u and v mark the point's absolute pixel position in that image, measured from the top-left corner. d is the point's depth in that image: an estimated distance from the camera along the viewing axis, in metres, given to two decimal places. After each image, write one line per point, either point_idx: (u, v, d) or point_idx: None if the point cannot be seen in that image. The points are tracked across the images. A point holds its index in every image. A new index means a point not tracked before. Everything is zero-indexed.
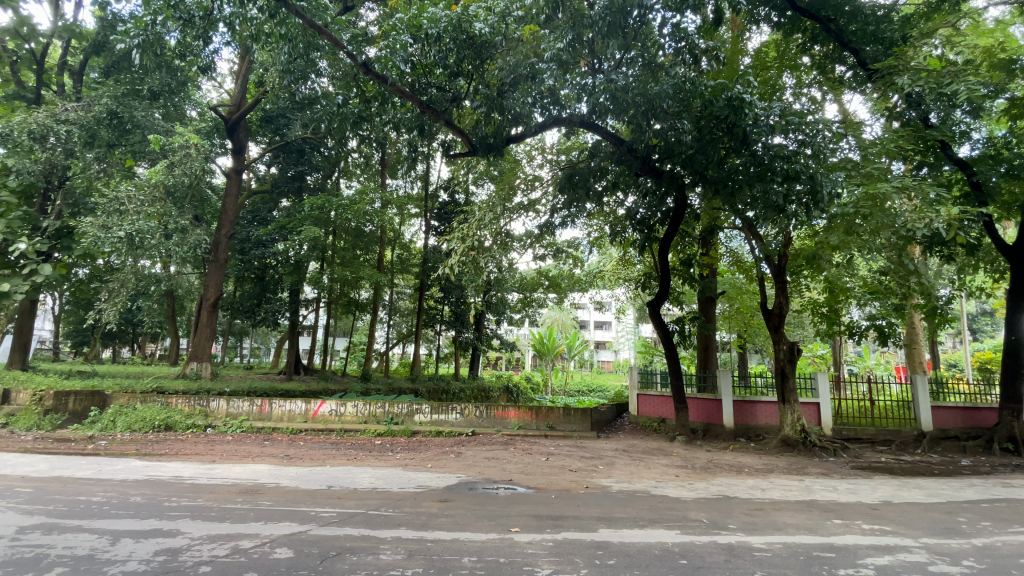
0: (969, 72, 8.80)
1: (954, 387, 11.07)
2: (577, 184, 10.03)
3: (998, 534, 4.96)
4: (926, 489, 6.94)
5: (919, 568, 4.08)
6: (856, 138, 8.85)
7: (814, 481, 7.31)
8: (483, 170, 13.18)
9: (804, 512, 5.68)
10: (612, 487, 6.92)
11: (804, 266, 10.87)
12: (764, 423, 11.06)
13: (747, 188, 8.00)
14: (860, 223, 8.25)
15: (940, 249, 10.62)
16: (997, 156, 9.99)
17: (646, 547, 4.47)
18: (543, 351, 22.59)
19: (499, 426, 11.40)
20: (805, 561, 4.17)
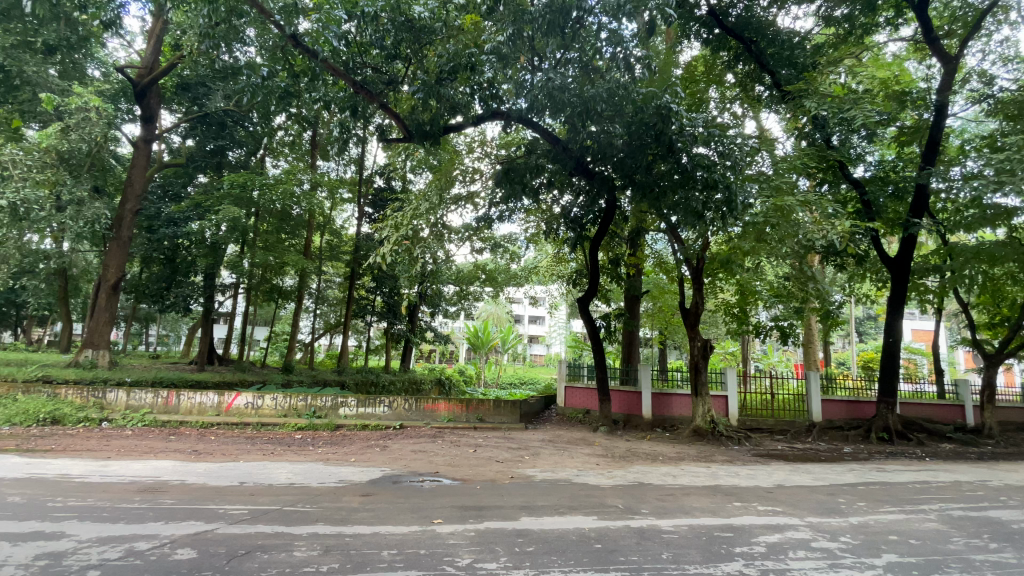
0: (867, 101, 9.80)
1: (842, 382, 12.42)
2: (514, 179, 9.91)
3: (870, 513, 5.62)
4: (814, 473, 7.73)
5: (804, 544, 4.54)
6: (769, 153, 9.61)
7: (719, 467, 7.91)
8: (422, 158, 12.91)
9: (709, 496, 6.14)
10: (536, 476, 7.09)
11: (719, 270, 11.64)
12: (678, 414, 11.76)
13: (671, 194, 8.50)
14: (769, 233, 8.98)
15: (835, 259, 11.81)
16: (885, 178, 11.26)
17: (564, 533, 4.63)
18: (476, 344, 22.56)
19: (429, 419, 11.26)
20: (706, 541, 4.51)
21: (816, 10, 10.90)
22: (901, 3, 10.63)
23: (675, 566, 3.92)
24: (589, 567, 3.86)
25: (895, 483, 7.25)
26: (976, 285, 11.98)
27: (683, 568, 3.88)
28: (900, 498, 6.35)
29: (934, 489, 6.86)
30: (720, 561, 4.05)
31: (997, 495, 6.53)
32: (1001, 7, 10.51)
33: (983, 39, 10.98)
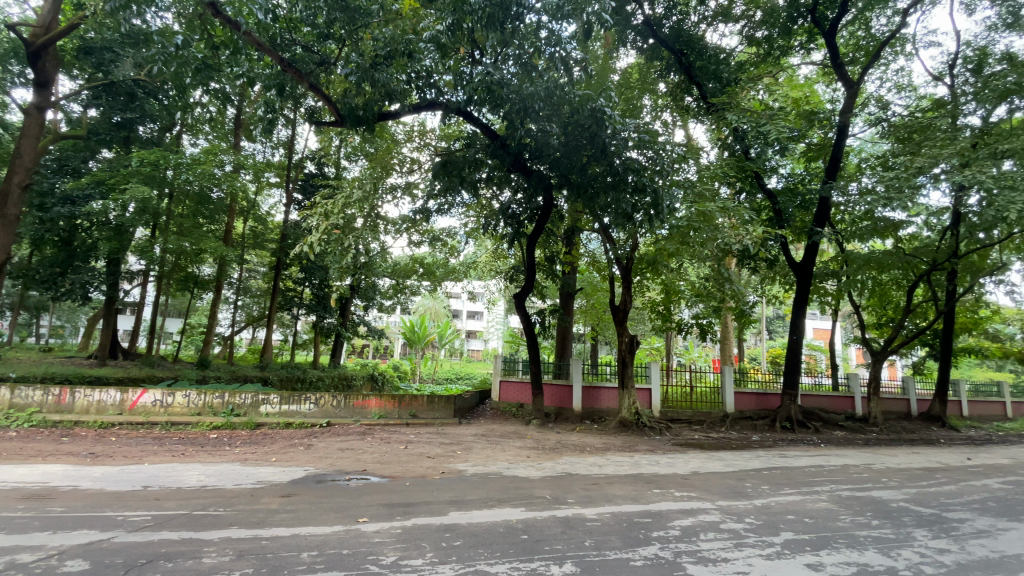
0: (780, 118, 10.64)
1: (752, 375, 13.53)
2: (451, 172, 9.87)
3: (771, 495, 6.14)
4: (725, 460, 8.34)
5: (714, 526, 4.88)
6: (695, 161, 10.22)
7: (642, 457, 8.33)
8: (358, 145, 12.52)
9: (631, 484, 6.44)
10: (466, 470, 7.11)
11: (646, 270, 12.24)
12: (606, 406, 12.36)
13: (603, 195, 8.81)
14: (692, 237, 9.60)
15: (750, 263, 12.75)
16: (795, 191, 12.33)
17: (492, 526, 4.68)
18: (412, 340, 22.15)
19: (358, 416, 10.94)
20: (627, 527, 4.73)
21: (741, 29, 11.69)
22: (813, 29, 11.65)
23: (596, 553, 4.08)
24: (515, 558, 3.94)
25: (794, 467, 7.97)
26: (867, 289, 13.40)
27: (603, 554, 4.05)
28: (798, 481, 7.00)
29: (826, 472, 7.62)
30: (638, 545, 4.27)
31: (878, 477, 7.36)
32: (894, 41, 11.80)
33: (880, 68, 12.26)
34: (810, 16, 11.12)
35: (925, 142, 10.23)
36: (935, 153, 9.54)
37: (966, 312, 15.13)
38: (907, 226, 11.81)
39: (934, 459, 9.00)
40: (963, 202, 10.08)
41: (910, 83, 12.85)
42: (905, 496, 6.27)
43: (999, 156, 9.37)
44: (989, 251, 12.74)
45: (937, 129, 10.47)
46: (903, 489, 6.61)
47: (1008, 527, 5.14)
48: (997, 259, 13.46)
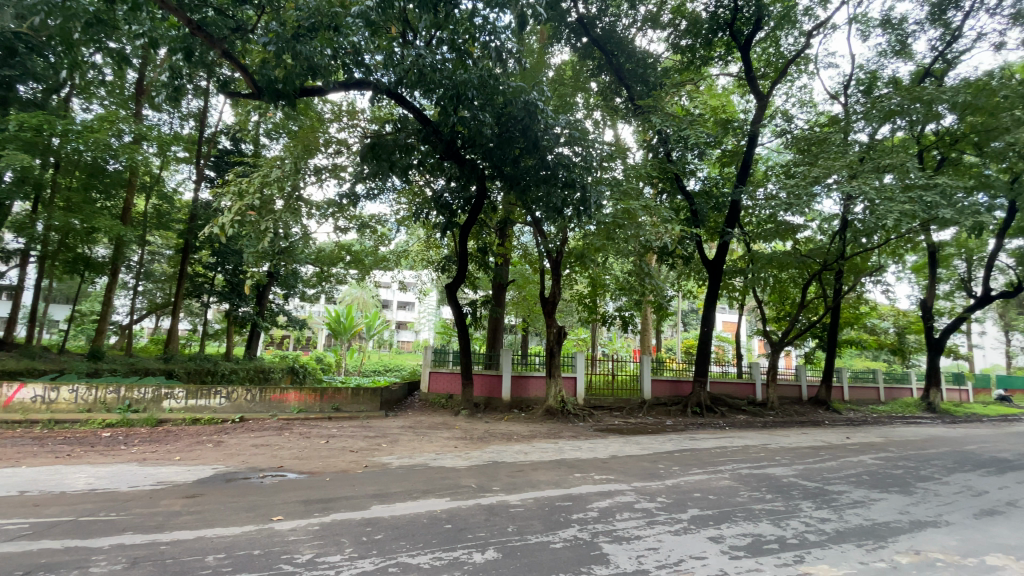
0: (699, 124, 11.36)
1: (668, 364, 14.46)
2: (380, 155, 9.32)
3: (681, 475, 6.62)
4: (642, 444, 8.85)
5: (629, 506, 5.17)
6: (622, 161, 10.68)
7: (565, 443, 8.64)
8: (281, 122, 11.78)
9: (555, 470, 6.66)
10: (391, 463, 6.99)
11: (575, 263, 12.61)
12: (533, 395, 12.68)
13: (535, 188, 8.97)
14: (617, 233, 10.06)
15: (669, 260, 13.55)
16: (711, 194, 13.25)
17: (415, 517, 4.65)
18: (338, 331, 21.27)
19: (275, 410, 10.37)
20: (548, 511, 4.90)
21: (667, 37, 12.29)
22: (730, 43, 12.49)
23: (518, 538, 4.18)
24: (438, 548, 3.94)
25: (702, 449, 8.64)
26: (769, 285, 14.71)
27: (525, 539, 4.16)
28: (705, 462, 7.59)
29: (729, 453, 8.32)
30: (559, 528, 4.43)
31: (773, 455, 8.15)
32: (799, 60, 12.96)
33: (787, 84, 13.44)
34: (728, 30, 11.93)
35: (821, 154, 11.36)
36: (829, 164, 10.63)
37: (849, 308, 17.06)
38: (804, 229, 13.09)
39: (819, 438, 10.12)
40: (849, 209, 11.34)
41: (811, 100, 14.20)
42: (794, 472, 7.00)
43: (880, 170, 10.63)
44: (870, 255, 14.43)
45: (832, 142, 11.65)
46: (793, 466, 7.38)
47: (875, 496, 5.91)
48: (875, 261, 15.30)
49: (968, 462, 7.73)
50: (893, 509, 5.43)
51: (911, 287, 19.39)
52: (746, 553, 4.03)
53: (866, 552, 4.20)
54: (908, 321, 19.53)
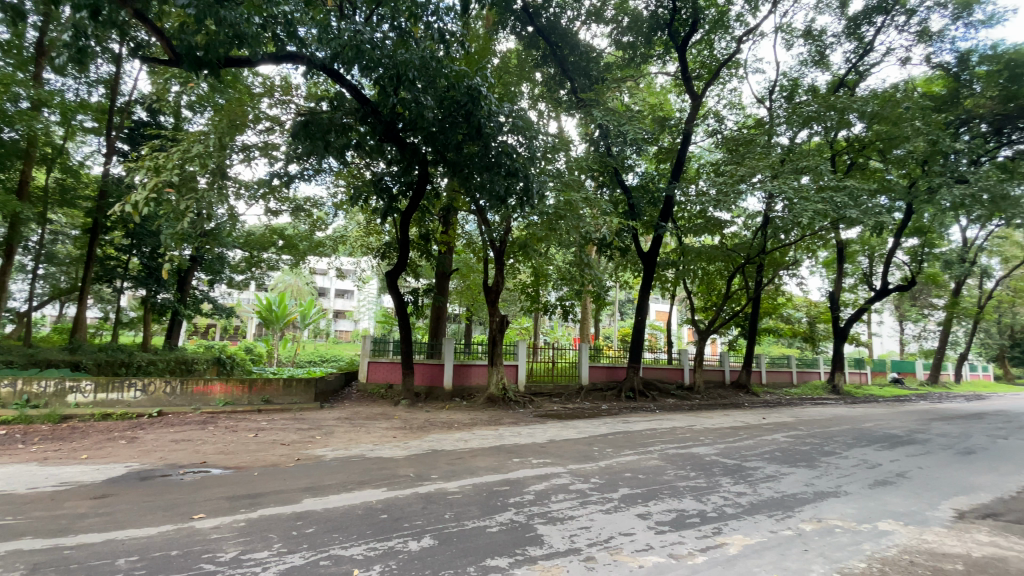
0: (637, 120, 11.74)
1: (605, 352, 15.07)
2: (313, 134, 8.86)
3: (614, 457, 6.91)
4: (578, 428, 9.14)
5: (564, 488, 5.35)
6: (565, 153, 10.85)
7: (505, 429, 8.76)
8: (205, 94, 10.94)
9: (493, 456, 6.75)
10: (325, 455, 6.78)
11: (518, 253, 12.69)
12: (475, 383, 12.77)
13: (478, 176, 8.92)
14: (558, 224, 10.26)
15: (608, 251, 13.99)
16: (647, 188, 13.78)
17: (350, 509, 4.55)
18: (270, 320, 20.20)
19: (198, 403, 9.73)
20: (486, 496, 4.96)
21: (610, 32, 12.53)
22: (669, 43, 12.97)
23: (455, 524, 4.20)
24: (373, 538, 3.89)
25: (634, 431, 9.06)
26: (698, 277, 15.59)
27: (462, 524, 4.20)
28: (637, 443, 7.96)
29: (659, 434, 8.78)
30: (495, 512, 4.50)
31: (697, 436, 8.69)
32: (731, 64, 13.68)
33: (720, 86, 14.17)
34: (667, 30, 12.37)
35: (748, 154, 12.10)
36: (754, 164, 11.35)
37: (769, 299, 18.43)
38: (731, 225, 13.94)
39: (738, 419, 10.91)
40: (771, 207, 12.17)
41: (740, 103, 15.06)
42: (716, 451, 7.52)
43: (798, 172, 11.47)
44: (787, 250, 15.64)
45: (757, 144, 12.44)
46: (715, 445, 7.91)
47: (786, 470, 6.47)
48: (792, 256, 16.58)
49: (864, 438, 8.63)
50: (799, 481, 5.98)
51: (822, 281, 21.22)
52: (670, 527, 4.30)
53: (776, 521, 4.60)
54: (818, 311, 21.40)
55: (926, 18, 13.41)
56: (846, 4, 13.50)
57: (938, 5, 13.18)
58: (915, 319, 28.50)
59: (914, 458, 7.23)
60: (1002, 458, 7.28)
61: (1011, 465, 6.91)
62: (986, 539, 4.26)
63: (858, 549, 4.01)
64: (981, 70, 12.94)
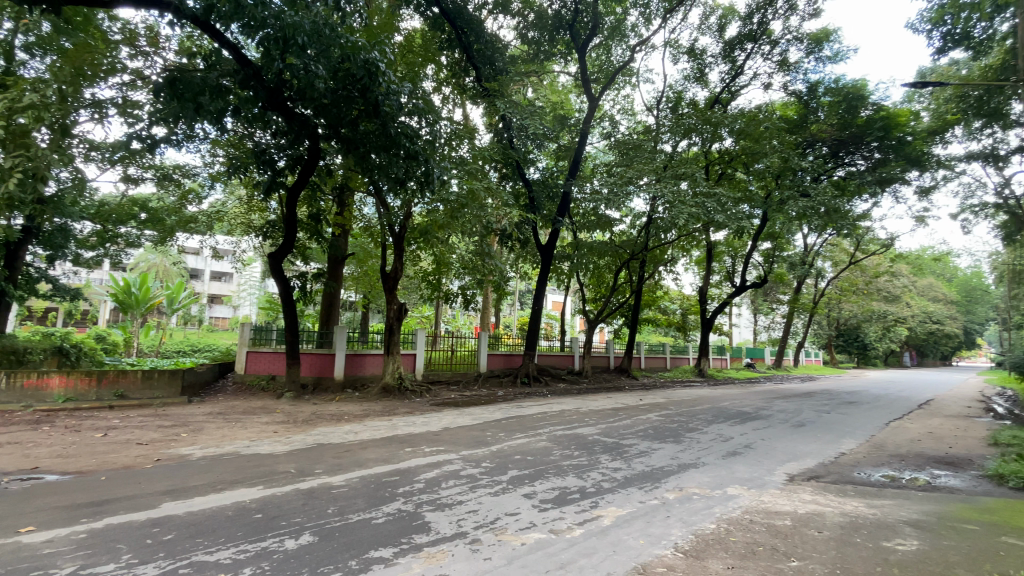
0: (538, 116, 12.08)
1: (505, 340, 15.51)
2: (182, 94, 7.86)
3: (505, 441, 7.14)
4: (472, 415, 9.29)
5: (455, 474, 5.41)
6: (469, 141, 10.79)
7: (398, 419, 8.63)
8: (46, 35, 9.08)
9: (384, 446, 6.62)
10: (193, 454, 6.14)
11: (419, 240, 12.45)
12: (369, 373, 12.36)
13: (375, 155, 8.59)
14: (460, 213, 10.28)
15: (508, 241, 14.30)
16: (547, 184, 14.21)
17: (219, 511, 4.19)
18: (128, 304, 17.64)
19: (29, 401, 8.30)
20: (373, 487, 4.86)
21: (516, 25, 12.74)
22: (570, 43, 13.46)
23: (338, 519, 4.06)
24: (244, 540, 3.62)
25: (526, 416, 9.42)
26: (589, 270, 16.57)
27: (346, 518, 4.07)
28: (527, 427, 8.30)
29: (548, 418, 9.23)
30: (382, 503, 4.42)
31: (583, 418, 9.29)
32: (625, 71, 14.58)
33: (615, 90, 15.06)
34: (570, 30, 12.81)
35: (636, 158, 13.06)
36: (641, 167, 12.31)
37: (650, 292, 20.15)
38: (620, 222, 15.03)
39: (620, 401, 11.84)
40: (654, 208, 13.29)
41: (632, 109, 16.14)
42: (598, 431, 8.10)
43: (677, 178, 12.64)
44: (666, 248, 17.20)
45: (645, 149, 13.45)
46: (598, 426, 8.52)
47: (657, 446, 7.17)
48: (671, 254, 18.29)
49: (721, 415, 9.86)
50: (667, 455, 6.66)
51: (694, 276, 23.69)
52: (552, 505, 4.56)
53: (645, 492, 5.10)
54: (690, 304, 23.88)
55: (785, 50, 15.39)
56: (723, 29, 15.04)
57: (795, 40, 15.20)
58: (766, 312, 32.99)
59: (759, 431, 8.42)
60: (822, 429, 8.76)
61: (829, 434, 8.35)
62: (807, 497, 5.11)
63: (710, 512, 4.58)
64: (825, 100, 15.16)
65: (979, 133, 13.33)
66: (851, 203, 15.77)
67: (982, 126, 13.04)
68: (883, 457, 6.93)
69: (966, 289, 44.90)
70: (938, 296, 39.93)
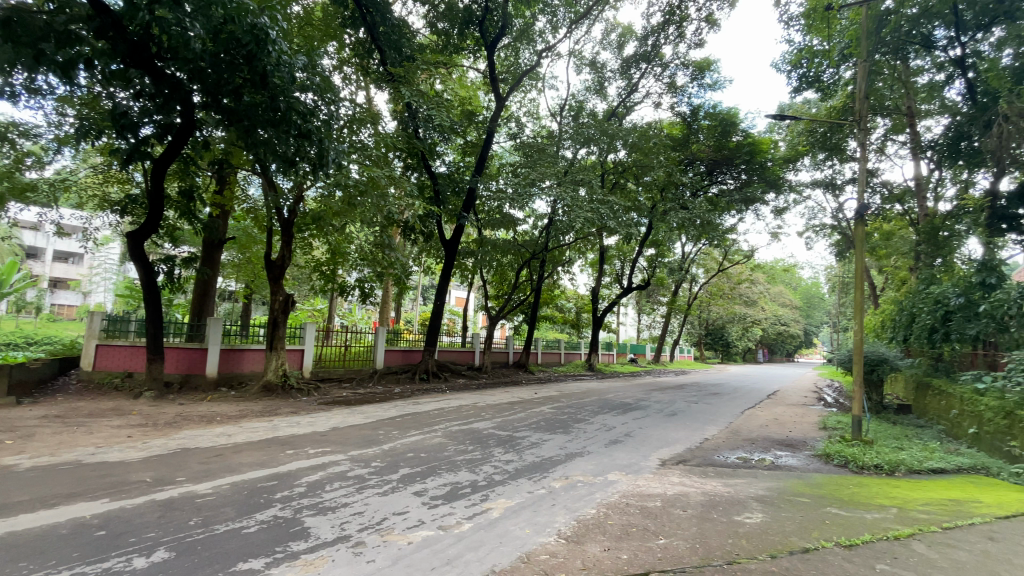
0: (445, 107, 11.93)
1: (403, 335, 15.17)
2: (15, 35, 6.56)
3: (398, 439, 6.98)
4: (365, 413, 8.93)
5: (341, 475, 5.17)
6: (372, 127, 10.34)
7: (281, 419, 8.02)
8: None
9: (261, 449, 6.10)
10: (18, 465, 5.16)
11: (311, 226, 11.67)
12: (249, 370, 11.34)
13: (261, 131, 7.85)
14: (357, 200, 9.75)
15: (410, 234, 13.99)
16: (453, 179, 14.06)
17: (50, 529, 3.57)
18: None
19: None
20: (247, 494, 4.46)
21: (426, 14, 12.50)
22: (479, 40, 13.47)
23: (202, 531, 3.67)
24: (81, 562, 3.13)
25: (421, 412, 9.28)
26: (492, 268, 16.76)
27: (211, 529, 3.69)
28: (422, 424, 8.18)
29: (444, 414, 9.17)
30: (256, 511, 4.08)
31: (479, 413, 9.37)
32: (533, 75, 14.96)
33: (522, 92, 15.38)
34: (479, 26, 12.83)
35: (540, 161, 13.46)
36: (544, 170, 12.70)
37: (549, 291, 20.94)
38: (523, 222, 15.47)
39: (515, 395, 12.16)
40: (555, 210, 13.80)
41: (537, 113, 16.60)
42: (493, 425, 8.23)
43: (577, 183, 13.24)
44: (565, 250, 17.97)
45: (548, 153, 13.92)
46: (493, 420, 8.66)
47: (547, 437, 7.48)
48: (569, 255, 19.14)
49: (607, 406, 10.54)
50: (557, 446, 6.97)
51: (589, 278, 25.04)
52: (442, 501, 4.54)
53: (533, 483, 5.29)
54: (584, 303, 25.20)
55: (674, 73, 16.83)
56: (622, 47, 16.05)
57: (682, 66, 16.70)
58: (650, 313, 35.92)
59: (639, 421, 9.14)
60: (691, 418, 9.75)
61: (697, 422, 9.33)
62: (675, 479, 5.66)
63: (592, 498, 4.88)
64: (704, 123, 16.77)
65: (822, 165, 15.81)
66: (722, 217, 17.72)
67: (824, 158, 15.41)
68: (738, 441, 7.90)
69: (807, 296, 52.86)
70: (787, 302, 46.44)
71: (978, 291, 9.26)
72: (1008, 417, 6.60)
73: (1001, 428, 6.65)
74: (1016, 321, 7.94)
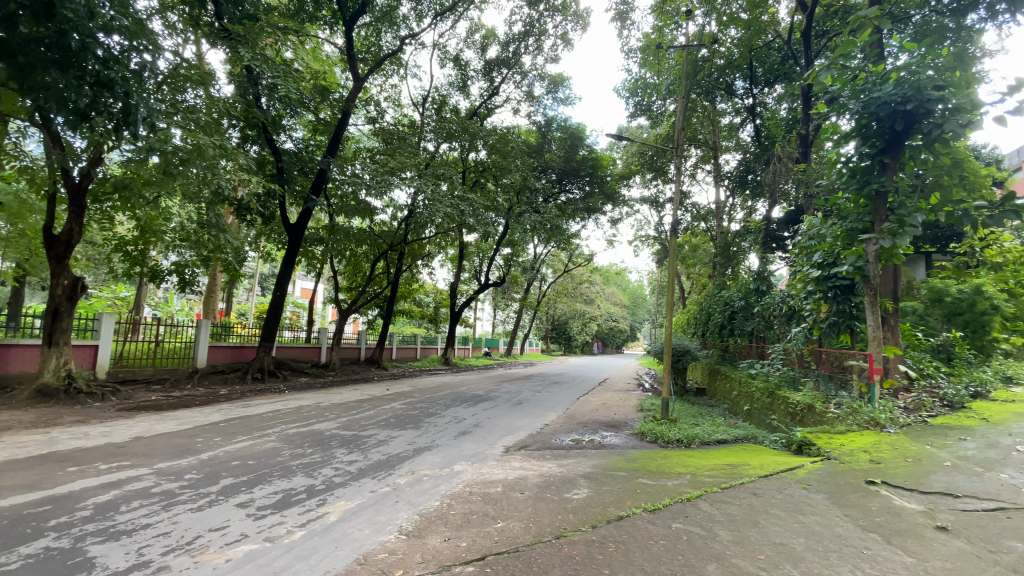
0: (293, 78, 10.91)
1: (235, 330, 13.53)
2: None
3: (221, 446, 6.19)
4: (180, 419, 7.71)
5: (145, 492, 4.42)
6: (202, 89, 9.05)
7: (60, 431, 6.52)
8: None
9: (30, 469, 4.90)
10: None
11: (113, 197, 9.73)
12: (16, 372, 8.99)
13: (42, 73, 6.29)
14: (177, 169, 8.37)
15: (245, 214, 12.50)
16: (302, 159, 12.95)
17: None
18: None
19: None
20: (5, 525, 3.55)
21: None
22: (337, 13, 12.61)
23: None
24: None
25: (252, 416, 8.35)
26: (344, 258, 15.82)
27: None
28: (253, 428, 7.38)
29: (281, 416, 8.38)
30: (17, 545, 3.26)
31: (321, 413, 8.76)
32: (393, 61, 14.48)
33: (382, 75, 14.77)
34: None
35: (400, 150, 13.11)
36: (405, 160, 12.42)
37: (405, 286, 20.48)
38: (380, 211, 14.88)
39: (364, 392, 11.68)
40: (415, 202, 13.58)
41: (399, 101, 16.12)
42: (337, 425, 7.79)
43: (437, 178, 13.20)
44: (423, 244, 17.75)
45: (408, 143, 13.65)
46: (337, 420, 8.18)
47: (394, 434, 7.33)
48: (427, 249, 18.95)
49: (457, 399, 10.73)
50: (404, 441, 6.88)
51: (447, 273, 25.16)
52: (272, 510, 4.18)
53: (377, 481, 5.16)
54: (441, 298, 25.22)
55: (531, 83, 17.75)
56: (485, 49, 16.40)
57: (539, 77, 17.69)
58: (503, 309, 37.41)
59: (487, 412, 9.48)
60: (534, 406, 10.43)
61: (539, 411, 9.99)
62: (516, 465, 6.00)
63: (436, 491, 4.94)
64: (556, 134, 18.02)
65: (651, 183, 18.18)
66: (569, 222, 19.26)
67: (651, 178, 17.75)
68: (573, 425, 8.69)
69: (634, 296, 60.35)
70: (620, 301, 52.38)
71: (754, 296, 11.47)
72: (770, 396, 8.37)
73: (765, 405, 8.42)
74: (778, 320, 10.08)
